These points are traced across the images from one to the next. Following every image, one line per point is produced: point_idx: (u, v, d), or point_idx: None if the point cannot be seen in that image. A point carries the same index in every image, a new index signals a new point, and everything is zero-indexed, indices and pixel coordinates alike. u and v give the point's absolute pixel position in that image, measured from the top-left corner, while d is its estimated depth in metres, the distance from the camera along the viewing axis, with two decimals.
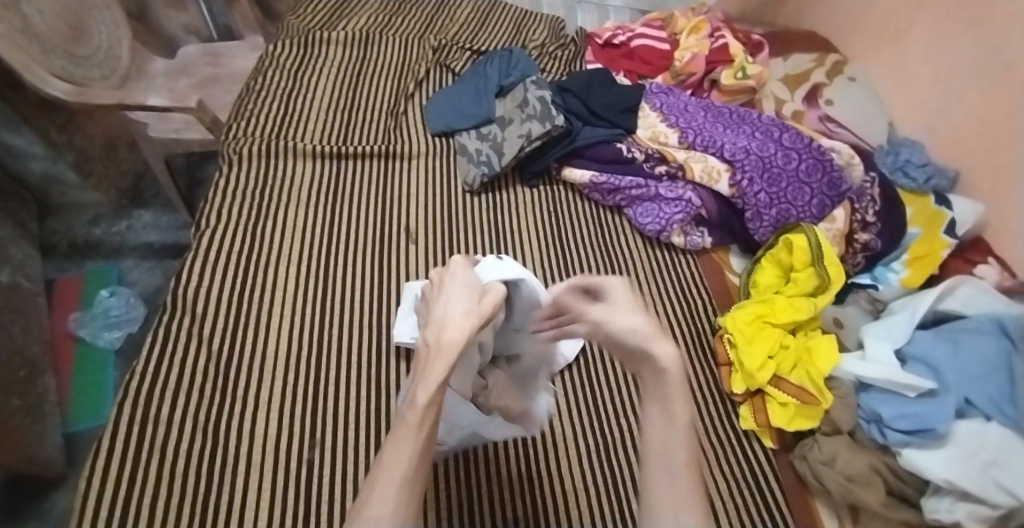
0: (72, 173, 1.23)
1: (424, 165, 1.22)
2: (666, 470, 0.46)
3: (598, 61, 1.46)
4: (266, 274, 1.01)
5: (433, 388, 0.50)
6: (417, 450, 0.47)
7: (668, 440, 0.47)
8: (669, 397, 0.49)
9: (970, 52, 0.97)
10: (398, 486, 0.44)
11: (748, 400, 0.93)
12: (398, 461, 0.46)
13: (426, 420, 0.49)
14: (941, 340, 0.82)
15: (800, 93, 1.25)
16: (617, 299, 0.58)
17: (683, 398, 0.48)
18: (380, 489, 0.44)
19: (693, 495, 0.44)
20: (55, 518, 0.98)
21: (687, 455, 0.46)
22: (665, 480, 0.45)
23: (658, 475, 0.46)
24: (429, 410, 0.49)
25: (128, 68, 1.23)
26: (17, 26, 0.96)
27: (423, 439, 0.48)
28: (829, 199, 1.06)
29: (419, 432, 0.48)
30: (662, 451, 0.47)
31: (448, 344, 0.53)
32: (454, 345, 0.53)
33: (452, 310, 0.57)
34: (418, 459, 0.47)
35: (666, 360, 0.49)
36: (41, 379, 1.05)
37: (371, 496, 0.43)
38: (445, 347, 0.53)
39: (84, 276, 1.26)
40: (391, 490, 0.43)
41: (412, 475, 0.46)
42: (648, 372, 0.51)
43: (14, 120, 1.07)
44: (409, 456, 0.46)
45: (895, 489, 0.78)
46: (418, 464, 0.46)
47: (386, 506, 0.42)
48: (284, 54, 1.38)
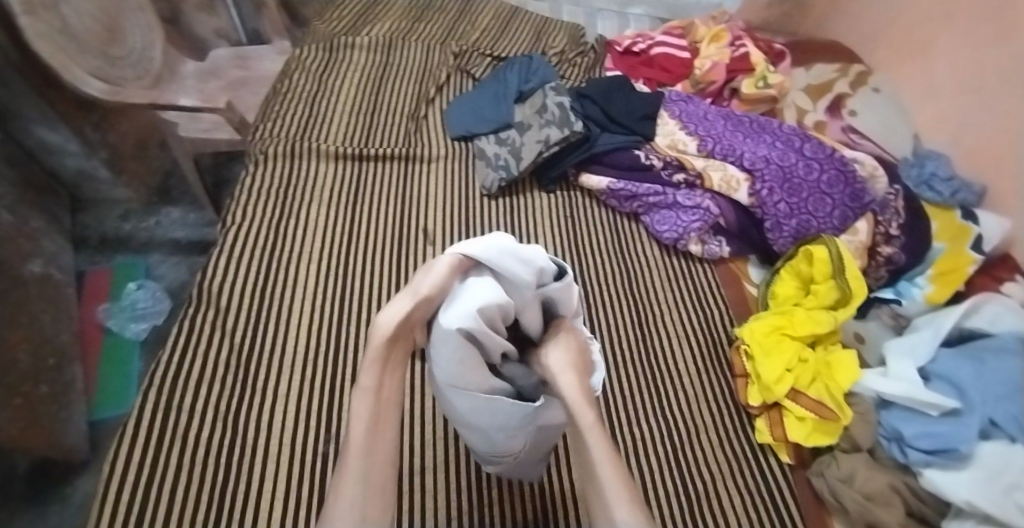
0: (104, 169, 1.27)
1: (442, 169, 1.23)
2: (597, 484, 0.51)
3: (618, 68, 1.47)
4: (287, 271, 1.02)
5: (372, 376, 0.55)
6: (365, 443, 0.52)
7: (587, 452, 0.53)
8: (583, 429, 0.54)
9: (999, 63, 0.94)
10: (350, 485, 0.49)
11: (764, 413, 0.91)
12: (351, 460, 0.51)
13: (367, 414, 0.54)
14: (965, 358, 0.80)
15: (822, 104, 1.24)
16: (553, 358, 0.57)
17: (583, 404, 0.55)
18: (335, 490, 0.49)
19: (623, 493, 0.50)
20: (77, 504, 1.00)
21: (609, 453, 0.53)
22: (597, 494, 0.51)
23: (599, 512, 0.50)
24: (368, 401, 0.55)
25: (160, 69, 1.27)
26: (58, 27, 1.00)
27: (368, 427, 0.53)
28: (851, 211, 1.05)
29: (363, 425, 0.53)
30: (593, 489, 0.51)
31: (380, 332, 0.55)
32: (384, 331, 0.55)
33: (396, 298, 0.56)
34: (370, 450, 0.52)
35: (567, 387, 0.55)
36: (69, 368, 1.08)
37: (332, 499, 0.49)
38: (378, 335, 0.55)
39: (112, 269, 1.30)
40: (347, 492, 0.49)
41: (367, 472, 0.51)
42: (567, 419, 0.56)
43: (52, 117, 1.11)
44: (359, 456, 0.51)
45: (915, 510, 0.76)
46: (369, 457, 0.51)
47: (346, 504, 0.48)
48: (309, 58, 1.41)
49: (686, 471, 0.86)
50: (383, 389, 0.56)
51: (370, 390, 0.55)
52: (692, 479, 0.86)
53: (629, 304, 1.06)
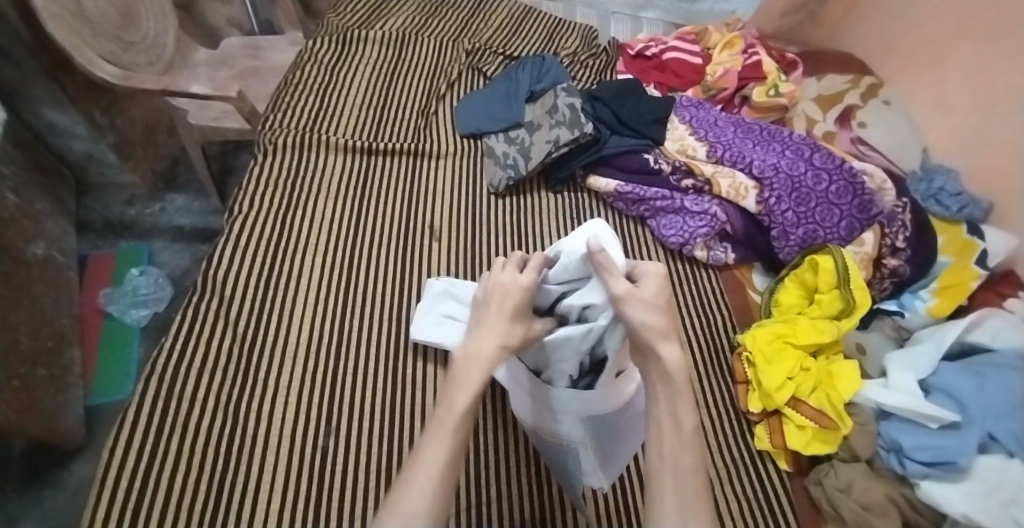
0: (112, 154, 1.27)
1: (451, 165, 1.24)
2: (675, 480, 0.49)
3: (630, 71, 1.47)
4: (292, 262, 1.03)
5: (470, 392, 0.52)
6: (450, 444, 0.50)
7: (677, 448, 0.50)
8: (682, 429, 0.51)
9: (1009, 80, 0.95)
10: (432, 477, 0.48)
11: (764, 420, 0.91)
12: (432, 460, 0.49)
13: (461, 417, 0.51)
14: (966, 373, 0.80)
15: (832, 115, 1.25)
16: (646, 289, 0.55)
17: (688, 404, 0.51)
18: (413, 480, 0.48)
19: (698, 496, 0.48)
20: (72, 489, 1.01)
21: (694, 459, 0.50)
22: (673, 486, 0.49)
23: (665, 479, 0.49)
24: (465, 414, 0.52)
25: (172, 56, 1.27)
26: (72, 10, 1.00)
27: (456, 436, 0.50)
28: (858, 222, 1.05)
29: (451, 431, 0.50)
30: (669, 456, 0.50)
31: (479, 357, 0.54)
32: (486, 359, 0.54)
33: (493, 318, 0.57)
34: (451, 458, 0.49)
35: (672, 363, 0.52)
36: (68, 352, 1.08)
37: (408, 487, 0.47)
38: (480, 357, 0.54)
39: (115, 254, 1.30)
40: (424, 484, 0.47)
41: (444, 475, 0.48)
42: (656, 376, 0.53)
43: (62, 100, 1.11)
44: (446, 449, 0.50)
45: (911, 521, 0.76)
46: (450, 464, 0.49)
47: (422, 496, 0.47)
48: (321, 50, 1.41)
49: None
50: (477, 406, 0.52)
51: (467, 407, 0.52)
52: None
53: None
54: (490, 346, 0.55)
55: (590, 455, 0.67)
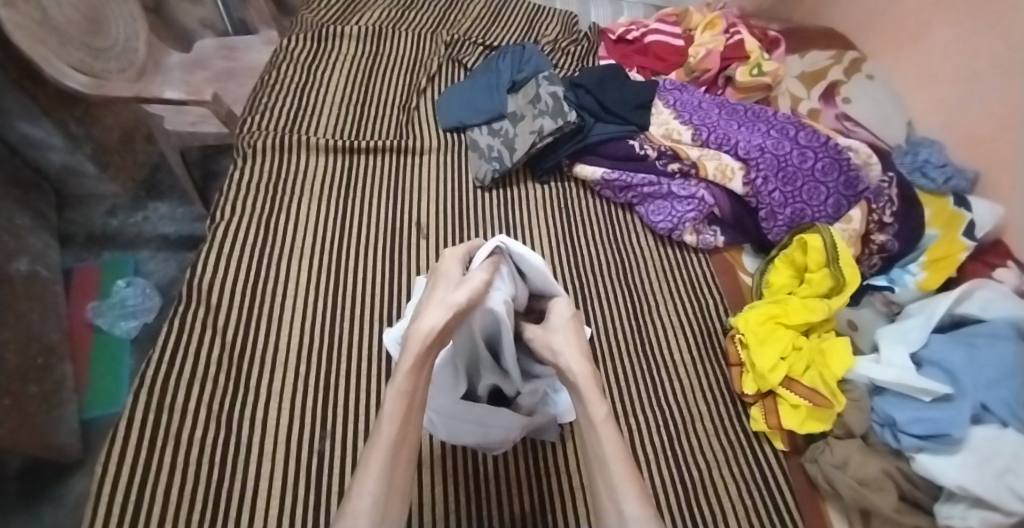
0: (90, 165, 1.24)
1: (435, 161, 1.22)
2: (607, 475, 0.53)
3: (612, 56, 1.45)
4: (278, 267, 1.01)
5: (402, 383, 0.54)
6: (391, 443, 0.51)
7: (599, 441, 0.55)
8: (596, 424, 0.55)
9: (990, 50, 0.95)
10: (374, 481, 0.49)
11: (759, 401, 0.91)
12: (373, 458, 0.51)
13: (397, 413, 0.53)
14: (956, 343, 0.81)
15: (815, 91, 1.24)
16: (555, 321, 0.64)
17: (595, 394, 0.57)
18: (359, 487, 0.49)
19: (630, 481, 0.52)
20: (70, 504, 1.00)
21: (617, 449, 0.54)
22: (606, 484, 0.53)
23: (601, 477, 0.53)
24: (402, 402, 0.54)
25: (144, 61, 1.25)
26: (37, 18, 0.97)
27: (399, 426, 0.52)
28: (845, 199, 1.05)
29: (393, 423, 0.52)
30: (595, 452, 0.55)
31: (416, 334, 0.56)
32: (422, 335, 0.55)
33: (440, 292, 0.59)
34: (392, 454, 0.51)
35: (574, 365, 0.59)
36: (59, 367, 1.07)
37: (355, 489, 0.49)
38: (416, 334, 0.55)
39: (100, 266, 1.28)
40: (369, 484, 0.49)
41: (391, 465, 0.51)
42: (569, 386, 0.59)
43: (34, 112, 1.08)
44: (384, 453, 0.51)
45: (908, 494, 0.77)
46: (394, 458, 0.51)
47: (366, 500, 0.48)
48: (297, 48, 1.39)
49: (681, 461, 0.87)
50: (415, 396, 0.55)
51: (405, 391, 0.54)
52: (687, 467, 0.87)
53: (624, 296, 1.06)
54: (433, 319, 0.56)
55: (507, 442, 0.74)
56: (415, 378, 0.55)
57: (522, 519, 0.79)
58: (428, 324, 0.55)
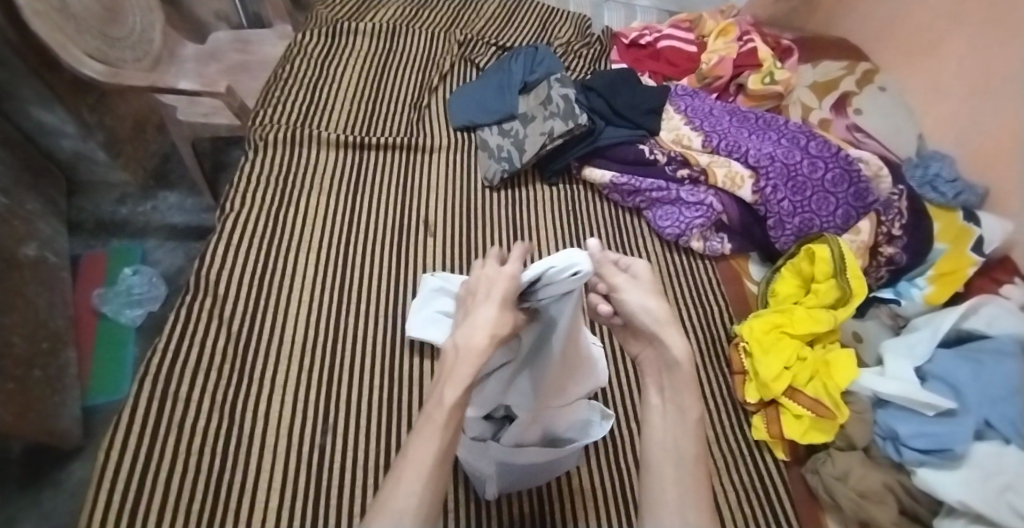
0: (101, 152, 1.25)
1: (444, 159, 1.23)
2: (672, 474, 0.52)
3: (624, 60, 1.45)
4: (285, 260, 1.02)
5: (455, 390, 0.51)
6: (439, 447, 0.50)
7: (681, 433, 0.54)
8: (684, 418, 0.55)
9: (1004, 65, 0.94)
10: (419, 484, 0.48)
11: (761, 410, 0.91)
12: (421, 460, 0.49)
13: (449, 418, 0.51)
14: (962, 359, 0.80)
15: (828, 100, 1.24)
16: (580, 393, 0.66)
17: (692, 396, 0.56)
18: (404, 485, 0.48)
19: (698, 488, 0.51)
20: (71, 489, 1.01)
21: (696, 450, 0.53)
22: (674, 475, 0.52)
23: (666, 471, 0.52)
24: (453, 411, 0.51)
25: (159, 51, 1.26)
26: (55, 6, 0.98)
27: (443, 434, 0.50)
28: (854, 210, 1.05)
29: (440, 430, 0.50)
30: (671, 447, 0.54)
31: (467, 349, 0.53)
32: (474, 356, 0.52)
33: (484, 308, 0.54)
34: (441, 456, 0.50)
35: (678, 355, 0.57)
36: (64, 352, 1.07)
37: (398, 487, 0.48)
38: (467, 349, 0.53)
39: (108, 254, 1.29)
40: (413, 484, 0.48)
41: (433, 473, 0.49)
42: (668, 368, 0.58)
43: (48, 98, 1.09)
44: (431, 456, 0.49)
45: (907, 508, 0.77)
46: (434, 472, 0.49)
47: (411, 498, 0.47)
48: (311, 43, 1.39)
49: None
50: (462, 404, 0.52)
51: (456, 404, 0.51)
52: None
53: None
54: (479, 339, 0.53)
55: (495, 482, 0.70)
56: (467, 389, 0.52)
57: (521, 519, 0.79)
58: (473, 344, 0.52)
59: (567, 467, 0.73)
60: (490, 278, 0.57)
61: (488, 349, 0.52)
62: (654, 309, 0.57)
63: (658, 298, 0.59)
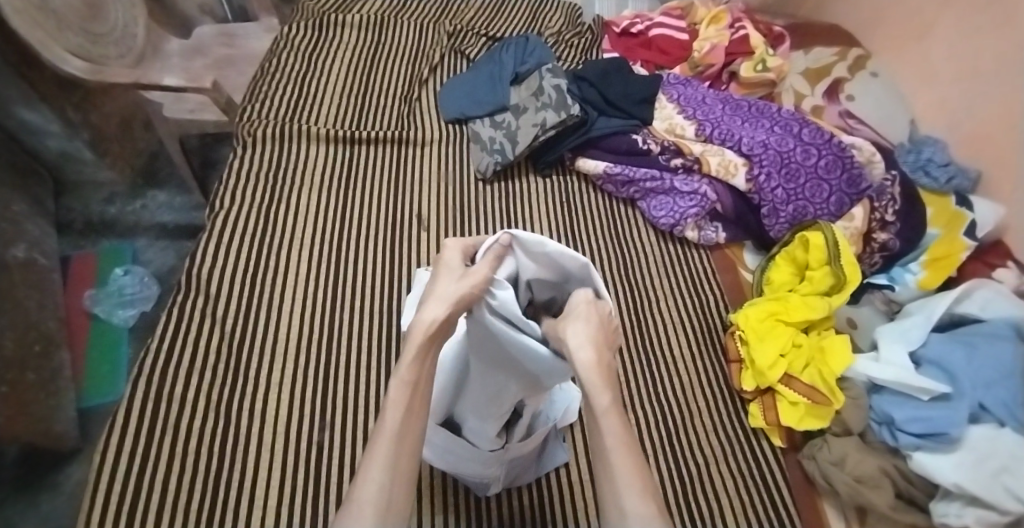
0: (88, 151, 1.23)
1: (436, 152, 1.21)
2: (607, 466, 0.50)
3: (616, 49, 1.44)
4: (278, 258, 1.01)
5: (407, 372, 0.53)
6: (396, 432, 0.51)
7: (600, 435, 0.51)
8: (597, 416, 0.51)
9: (995, 48, 0.94)
10: (380, 470, 0.49)
11: (757, 398, 0.92)
12: (378, 449, 0.50)
13: (403, 401, 0.53)
14: (956, 343, 0.81)
15: (821, 87, 1.24)
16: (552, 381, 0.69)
17: (602, 386, 0.51)
18: (367, 471, 0.50)
19: (636, 480, 0.49)
20: (69, 491, 1.00)
21: (622, 440, 0.50)
22: (609, 475, 0.50)
23: (603, 473, 0.50)
24: (405, 392, 0.53)
25: (143, 47, 1.23)
26: (34, 2, 0.95)
27: (401, 418, 0.52)
28: (847, 197, 1.04)
29: (396, 412, 0.52)
30: (599, 445, 0.51)
31: (420, 325, 0.54)
32: (422, 325, 0.53)
33: (444, 281, 0.55)
34: (402, 434, 0.52)
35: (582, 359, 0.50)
36: (56, 355, 1.06)
37: (362, 475, 0.50)
38: (421, 325, 0.54)
39: (98, 254, 1.28)
40: (375, 472, 0.49)
41: (397, 455, 0.51)
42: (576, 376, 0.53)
43: (31, 97, 1.07)
44: (390, 439, 0.51)
45: (903, 492, 0.77)
46: (399, 444, 0.51)
47: (371, 487, 0.49)
48: (298, 36, 1.37)
49: (679, 457, 0.87)
50: (420, 383, 0.54)
51: (408, 381, 0.53)
52: (685, 463, 0.87)
53: (624, 292, 1.05)
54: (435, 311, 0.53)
55: (498, 482, 0.72)
56: (423, 364, 0.54)
57: (520, 513, 0.79)
58: (429, 317, 0.53)
59: (563, 459, 0.80)
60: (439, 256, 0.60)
61: (441, 315, 0.53)
62: (581, 329, 0.52)
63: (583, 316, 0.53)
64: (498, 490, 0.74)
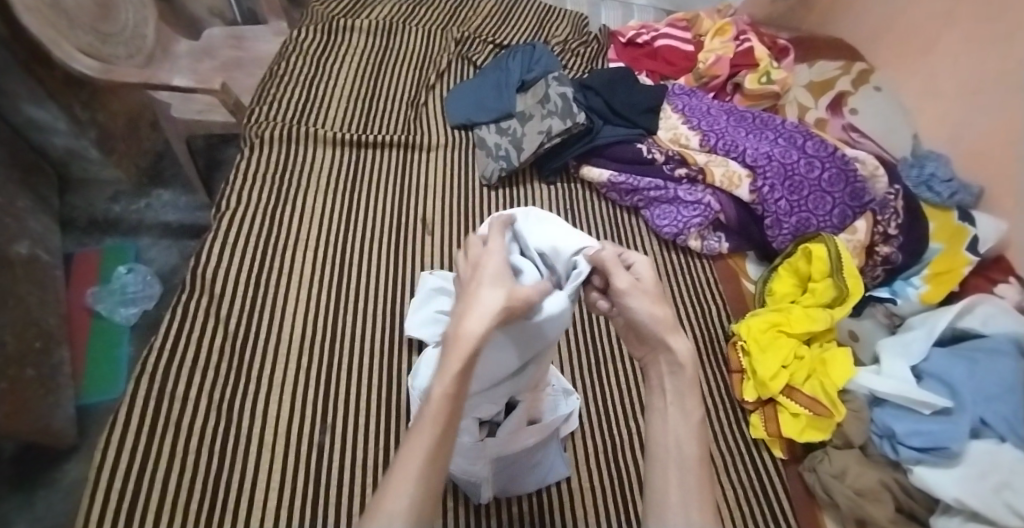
0: (94, 150, 1.23)
1: (442, 157, 1.22)
2: (673, 466, 0.48)
3: (621, 59, 1.45)
4: (281, 259, 1.01)
5: (449, 382, 0.44)
6: (432, 447, 0.43)
7: (681, 434, 0.49)
8: (684, 417, 0.50)
9: (999, 66, 0.95)
10: (412, 483, 0.42)
11: (759, 408, 0.91)
12: (412, 461, 0.42)
13: (442, 414, 0.44)
14: (958, 358, 0.81)
15: (823, 100, 1.25)
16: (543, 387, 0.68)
17: (693, 397, 0.51)
18: (397, 483, 0.42)
19: (701, 489, 0.47)
20: (65, 489, 0.99)
21: (699, 452, 0.48)
22: (676, 473, 0.47)
23: (666, 465, 0.48)
24: (447, 405, 0.44)
25: (152, 47, 1.24)
26: (47, 1, 0.96)
27: (437, 436, 0.44)
28: (850, 210, 1.05)
29: (435, 426, 0.44)
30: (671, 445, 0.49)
31: (463, 337, 0.44)
32: (470, 340, 0.44)
33: (485, 291, 0.47)
34: (436, 449, 0.43)
35: (680, 359, 0.51)
36: (57, 351, 1.06)
37: (389, 488, 0.42)
38: (465, 337, 0.44)
39: (101, 252, 1.28)
40: (409, 481, 0.42)
41: (429, 467, 0.43)
42: (666, 365, 0.53)
43: (40, 94, 1.07)
44: (424, 453, 0.43)
45: (904, 506, 0.77)
46: (433, 456, 0.43)
47: (402, 499, 0.41)
48: (306, 40, 1.38)
49: None
50: (461, 396, 0.45)
51: (450, 395, 0.44)
52: None
53: None
54: (479, 323, 0.44)
55: (489, 486, 0.71)
56: (463, 380, 0.45)
57: (520, 518, 0.79)
58: (474, 330, 0.44)
59: (564, 473, 0.80)
60: (477, 257, 0.51)
61: (488, 329, 0.45)
62: (660, 318, 0.51)
63: (660, 300, 0.52)
64: (493, 495, 0.74)
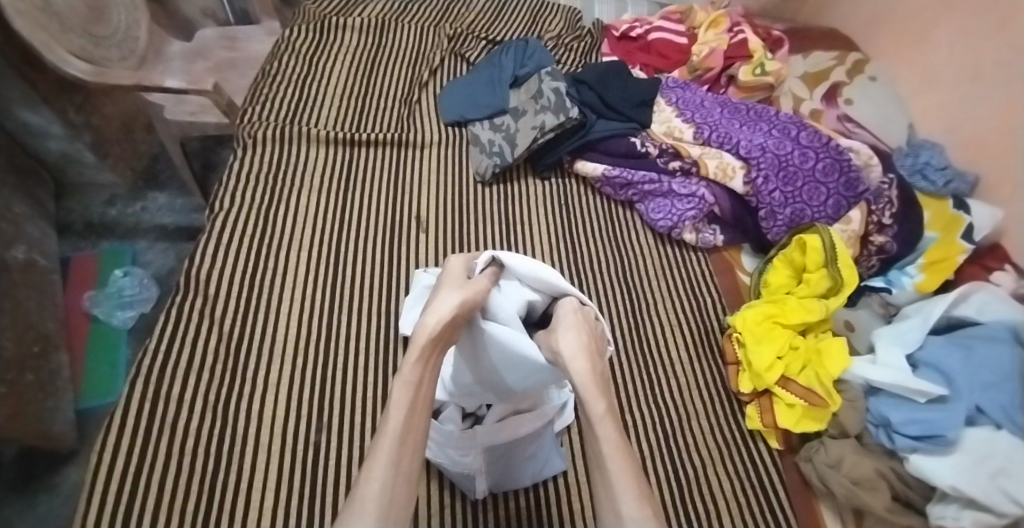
0: (89, 153, 1.24)
1: (435, 154, 1.22)
2: (605, 476, 0.55)
3: (615, 53, 1.45)
4: (276, 260, 1.01)
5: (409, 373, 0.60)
6: (399, 431, 0.55)
7: (597, 440, 0.57)
8: (594, 422, 0.58)
9: (993, 54, 0.95)
10: (383, 468, 0.52)
11: (755, 400, 0.92)
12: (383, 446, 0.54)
13: (407, 403, 0.57)
14: (954, 345, 0.81)
15: (818, 92, 1.24)
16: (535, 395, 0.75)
17: (595, 393, 0.60)
18: (368, 471, 0.52)
19: (628, 482, 0.54)
20: (65, 493, 1.00)
21: (617, 446, 0.56)
22: (606, 477, 0.55)
23: (601, 476, 0.56)
24: (409, 393, 0.58)
25: (145, 50, 1.24)
26: (38, 4, 0.96)
27: (404, 418, 0.56)
28: (845, 200, 1.06)
29: (400, 412, 0.56)
30: (597, 453, 0.57)
31: (424, 329, 0.62)
32: (426, 330, 0.62)
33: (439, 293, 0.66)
34: (404, 437, 0.55)
35: (577, 368, 0.61)
36: (56, 356, 1.07)
37: (365, 475, 0.52)
38: (423, 330, 0.62)
39: (98, 256, 1.28)
40: (379, 471, 0.52)
41: (399, 455, 0.53)
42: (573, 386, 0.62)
43: (33, 98, 1.08)
44: (393, 441, 0.54)
45: (900, 494, 0.77)
46: (400, 448, 0.54)
47: (375, 485, 0.51)
48: (299, 39, 1.38)
49: (677, 458, 0.87)
50: (421, 384, 0.60)
51: (410, 383, 0.59)
52: (683, 464, 0.87)
53: (624, 296, 1.06)
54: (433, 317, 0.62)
55: (484, 479, 0.72)
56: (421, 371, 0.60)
57: (517, 514, 0.79)
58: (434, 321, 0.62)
59: (559, 467, 0.79)
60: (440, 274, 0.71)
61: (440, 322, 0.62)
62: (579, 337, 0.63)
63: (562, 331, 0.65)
64: (485, 490, 0.73)
